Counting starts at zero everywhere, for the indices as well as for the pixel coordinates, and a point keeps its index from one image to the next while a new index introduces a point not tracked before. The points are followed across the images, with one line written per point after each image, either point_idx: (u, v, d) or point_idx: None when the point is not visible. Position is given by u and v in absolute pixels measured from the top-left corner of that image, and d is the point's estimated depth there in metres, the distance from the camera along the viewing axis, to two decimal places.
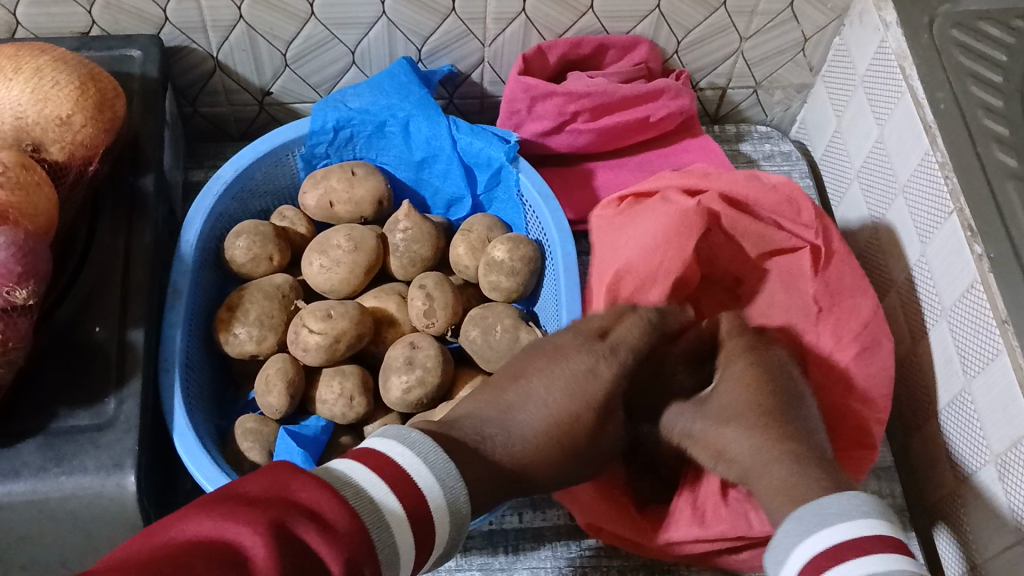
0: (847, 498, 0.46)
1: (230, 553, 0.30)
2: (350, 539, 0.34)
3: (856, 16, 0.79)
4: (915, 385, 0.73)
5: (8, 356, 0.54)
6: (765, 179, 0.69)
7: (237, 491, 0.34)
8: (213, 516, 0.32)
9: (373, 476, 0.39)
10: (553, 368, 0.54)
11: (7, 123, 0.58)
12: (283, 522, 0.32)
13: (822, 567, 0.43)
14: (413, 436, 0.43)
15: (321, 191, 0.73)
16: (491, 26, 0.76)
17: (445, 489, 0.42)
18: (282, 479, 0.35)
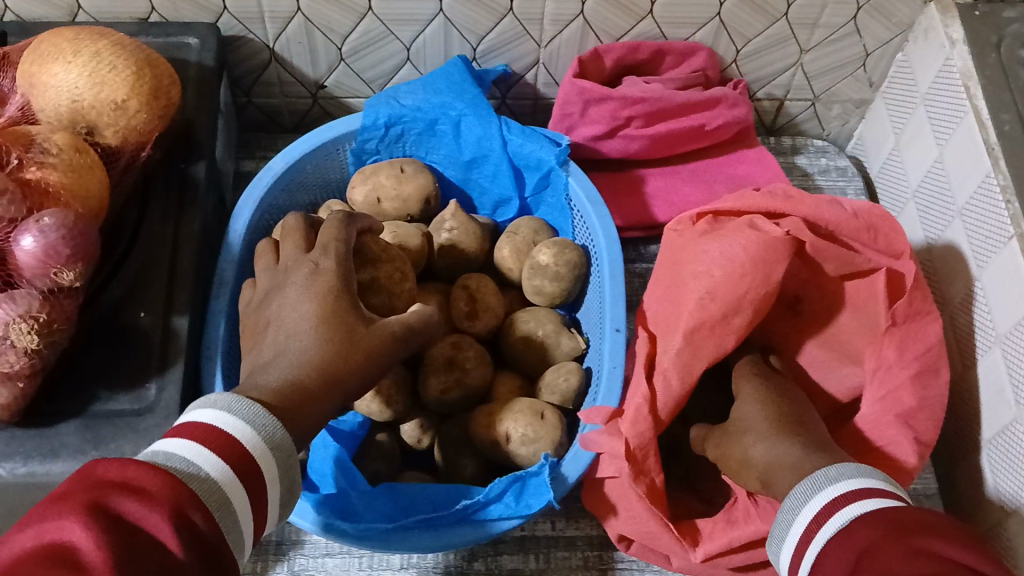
0: (832, 468, 0.51)
1: (60, 552, 0.32)
2: (168, 495, 0.35)
3: (921, 33, 0.77)
4: (963, 413, 0.72)
5: (54, 338, 0.54)
6: (845, 204, 0.67)
7: (51, 493, 0.35)
8: (32, 523, 0.33)
9: (187, 445, 0.40)
10: (282, 289, 0.51)
11: (64, 106, 0.59)
12: (97, 503, 0.34)
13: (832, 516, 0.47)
14: (216, 396, 0.44)
15: (370, 187, 0.72)
16: (549, 28, 0.75)
17: (258, 428, 0.42)
18: (86, 471, 0.36)
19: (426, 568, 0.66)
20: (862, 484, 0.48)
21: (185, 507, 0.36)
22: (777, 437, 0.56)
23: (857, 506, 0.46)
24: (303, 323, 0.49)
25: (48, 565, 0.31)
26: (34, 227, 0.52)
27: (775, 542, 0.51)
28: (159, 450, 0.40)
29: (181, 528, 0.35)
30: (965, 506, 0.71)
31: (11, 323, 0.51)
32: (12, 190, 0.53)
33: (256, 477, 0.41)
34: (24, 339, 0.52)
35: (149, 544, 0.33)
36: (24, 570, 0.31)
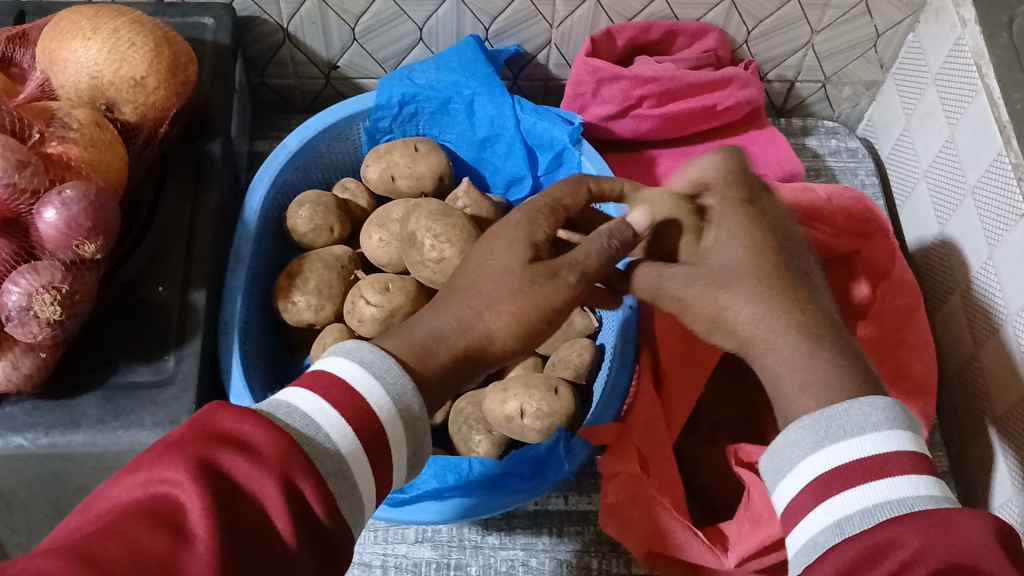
0: (863, 402, 0.41)
1: (169, 511, 0.31)
2: (279, 460, 0.35)
3: (932, 13, 0.77)
4: (974, 391, 0.72)
5: (76, 309, 0.54)
6: (819, 190, 0.70)
7: (164, 440, 0.35)
8: (143, 472, 0.33)
9: (313, 399, 0.39)
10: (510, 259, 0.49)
11: (84, 82, 0.60)
12: (211, 462, 0.33)
13: (835, 489, 0.39)
14: (352, 347, 0.43)
15: (384, 165, 0.73)
16: (560, 8, 0.75)
17: (389, 390, 0.41)
18: (204, 419, 0.36)
19: (440, 541, 0.67)
20: (899, 440, 0.40)
21: (293, 478, 0.35)
22: (755, 293, 0.48)
23: (882, 478, 0.39)
24: (501, 301, 0.47)
25: (156, 521, 0.30)
26: (56, 200, 0.53)
27: (772, 467, 0.43)
28: (281, 402, 0.39)
29: (288, 496, 0.34)
30: (976, 485, 0.71)
31: (34, 294, 0.52)
32: (35, 162, 0.54)
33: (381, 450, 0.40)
34: (47, 310, 0.52)
35: (255, 518, 0.32)
36: (132, 525, 0.30)
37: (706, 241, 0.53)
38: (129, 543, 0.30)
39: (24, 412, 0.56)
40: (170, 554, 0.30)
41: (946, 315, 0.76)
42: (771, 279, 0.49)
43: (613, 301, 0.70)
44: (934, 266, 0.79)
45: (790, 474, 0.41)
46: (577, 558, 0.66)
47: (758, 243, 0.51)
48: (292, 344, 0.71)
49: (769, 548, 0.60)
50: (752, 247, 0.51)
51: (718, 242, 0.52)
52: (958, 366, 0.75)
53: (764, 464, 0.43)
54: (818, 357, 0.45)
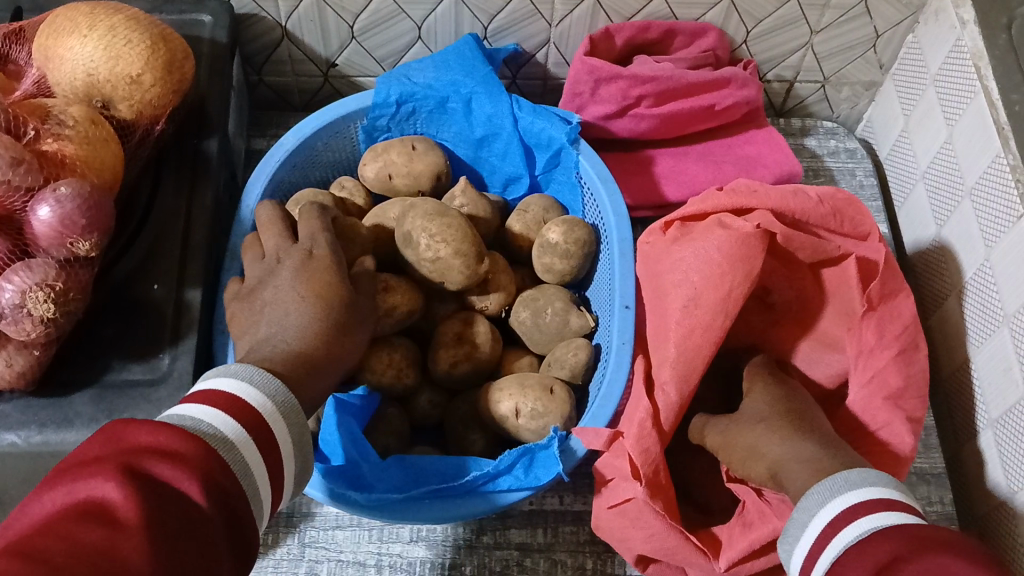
0: (851, 472, 0.49)
1: (98, 511, 0.32)
2: (201, 463, 0.36)
3: (931, 14, 0.77)
4: (970, 392, 0.72)
5: (69, 307, 0.54)
6: (809, 192, 0.67)
7: (76, 456, 0.36)
8: (63, 485, 0.34)
9: (199, 408, 0.42)
10: (284, 282, 0.54)
11: (79, 79, 0.60)
12: (132, 466, 0.34)
13: (839, 525, 0.46)
14: (234, 366, 0.46)
15: (381, 163, 0.73)
16: (559, 7, 0.75)
17: (267, 393, 0.45)
18: (113, 434, 0.36)
19: (435, 541, 0.66)
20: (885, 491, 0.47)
21: (214, 474, 0.37)
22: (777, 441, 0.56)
23: (869, 514, 0.45)
24: (294, 303, 0.53)
25: (90, 521, 0.32)
26: (50, 197, 0.53)
27: (788, 538, 0.50)
28: (184, 416, 0.41)
29: (204, 481, 0.36)
30: (971, 487, 0.72)
31: (27, 291, 0.52)
32: (29, 159, 0.54)
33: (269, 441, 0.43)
34: (40, 308, 0.52)
35: (182, 502, 0.34)
36: (65, 522, 0.32)
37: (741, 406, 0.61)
38: (63, 537, 0.31)
39: (17, 409, 0.56)
40: (105, 541, 0.31)
41: (943, 317, 0.76)
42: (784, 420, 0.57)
43: (610, 302, 0.70)
44: (932, 267, 0.78)
45: (804, 539, 0.48)
46: (572, 559, 0.66)
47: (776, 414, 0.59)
48: None
49: (760, 551, 0.60)
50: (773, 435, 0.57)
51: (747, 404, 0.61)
52: (955, 367, 0.74)
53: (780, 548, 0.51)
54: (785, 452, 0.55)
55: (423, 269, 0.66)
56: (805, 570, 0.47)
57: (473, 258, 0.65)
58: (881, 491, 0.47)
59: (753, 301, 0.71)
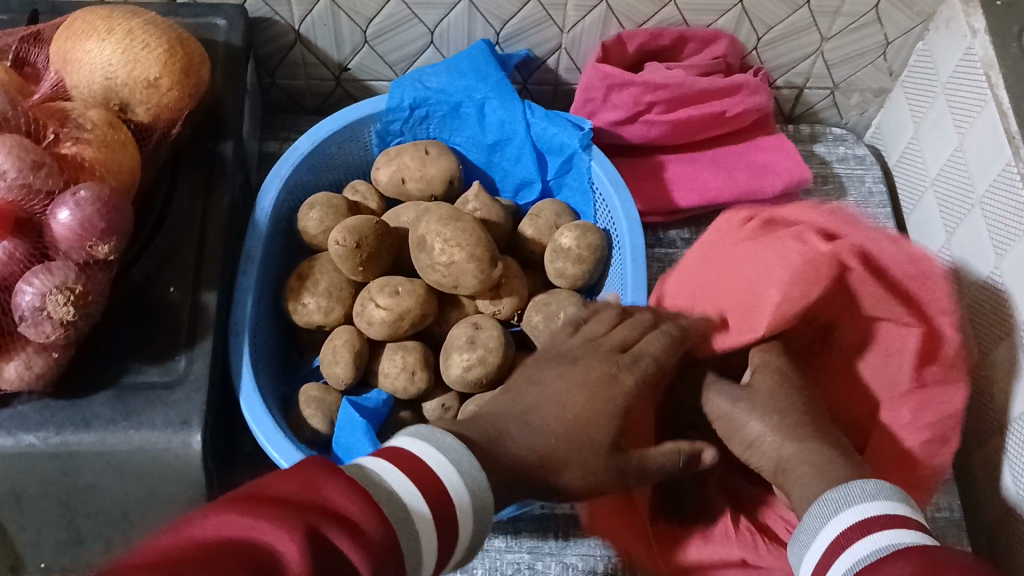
0: (862, 481, 0.49)
1: (260, 556, 0.29)
2: (378, 545, 0.33)
3: (942, 22, 0.77)
4: (979, 399, 0.72)
5: (88, 310, 0.55)
6: (909, 246, 0.61)
7: (263, 492, 0.33)
8: (248, 517, 0.31)
9: (405, 481, 0.39)
10: (545, 386, 0.53)
11: (97, 83, 0.60)
12: (316, 528, 0.31)
13: (855, 536, 0.45)
14: (444, 439, 0.44)
15: (394, 167, 0.73)
16: (572, 13, 0.75)
17: (467, 477, 0.42)
18: (311, 483, 0.34)
19: None
20: (886, 503, 0.46)
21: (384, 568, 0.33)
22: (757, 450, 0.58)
23: (885, 530, 0.44)
24: (570, 407, 0.51)
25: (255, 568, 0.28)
26: (70, 201, 0.53)
27: (798, 544, 0.48)
28: (374, 469, 0.39)
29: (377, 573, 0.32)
30: (981, 493, 0.72)
31: (47, 294, 0.52)
32: (50, 163, 0.54)
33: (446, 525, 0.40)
34: (60, 310, 0.53)
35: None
36: (221, 565, 0.28)
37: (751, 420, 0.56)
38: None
39: (35, 411, 0.56)
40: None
41: None
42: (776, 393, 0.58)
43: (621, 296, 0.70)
44: None
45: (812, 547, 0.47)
46: (583, 562, 0.67)
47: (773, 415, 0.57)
48: (301, 344, 0.72)
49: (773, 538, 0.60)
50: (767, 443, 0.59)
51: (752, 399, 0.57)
52: None
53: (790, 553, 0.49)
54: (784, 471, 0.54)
55: (437, 274, 0.66)
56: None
57: (485, 261, 0.65)
58: (898, 509, 0.46)
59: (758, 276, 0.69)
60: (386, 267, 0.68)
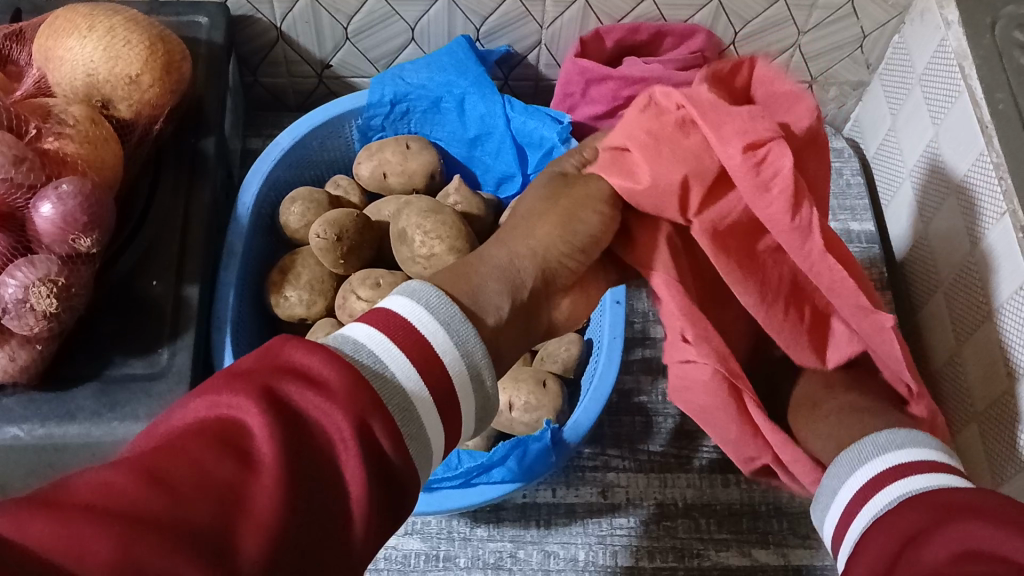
0: (893, 433, 0.51)
1: (230, 433, 0.32)
2: (348, 396, 0.36)
3: (917, 14, 0.78)
4: (955, 386, 0.74)
5: (71, 302, 0.55)
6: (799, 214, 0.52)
7: (234, 368, 0.36)
8: (208, 400, 0.34)
9: (379, 339, 0.41)
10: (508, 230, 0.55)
11: (80, 80, 0.61)
12: (273, 388, 0.34)
13: (875, 487, 0.48)
14: (416, 288, 0.47)
15: (375, 163, 0.74)
16: (550, 9, 0.76)
17: (454, 338, 0.45)
18: (272, 351, 0.37)
19: (428, 533, 0.68)
20: (925, 454, 0.49)
21: (364, 416, 0.36)
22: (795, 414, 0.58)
23: (912, 477, 0.47)
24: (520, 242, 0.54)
25: (223, 446, 0.31)
26: (52, 194, 0.54)
27: (819, 506, 0.52)
28: (349, 339, 0.41)
29: (353, 420, 0.35)
30: None
31: (30, 287, 0.53)
32: (31, 158, 0.55)
33: (443, 387, 0.43)
34: (43, 303, 0.53)
35: (320, 440, 0.34)
36: (194, 445, 0.31)
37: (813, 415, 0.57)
38: (194, 466, 0.30)
39: (20, 404, 0.57)
40: (235, 480, 0.30)
41: (930, 311, 0.78)
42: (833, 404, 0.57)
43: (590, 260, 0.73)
44: (921, 267, 0.80)
45: (835, 504, 0.50)
46: (564, 550, 0.67)
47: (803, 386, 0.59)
48: (285, 338, 0.73)
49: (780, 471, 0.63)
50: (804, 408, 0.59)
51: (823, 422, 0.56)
52: (942, 362, 0.76)
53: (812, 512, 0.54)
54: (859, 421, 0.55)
55: (417, 266, 0.67)
56: (836, 537, 0.50)
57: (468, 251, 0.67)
58: (921, 456, 0.49)
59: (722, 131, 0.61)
60: (367, 260, 0.69)
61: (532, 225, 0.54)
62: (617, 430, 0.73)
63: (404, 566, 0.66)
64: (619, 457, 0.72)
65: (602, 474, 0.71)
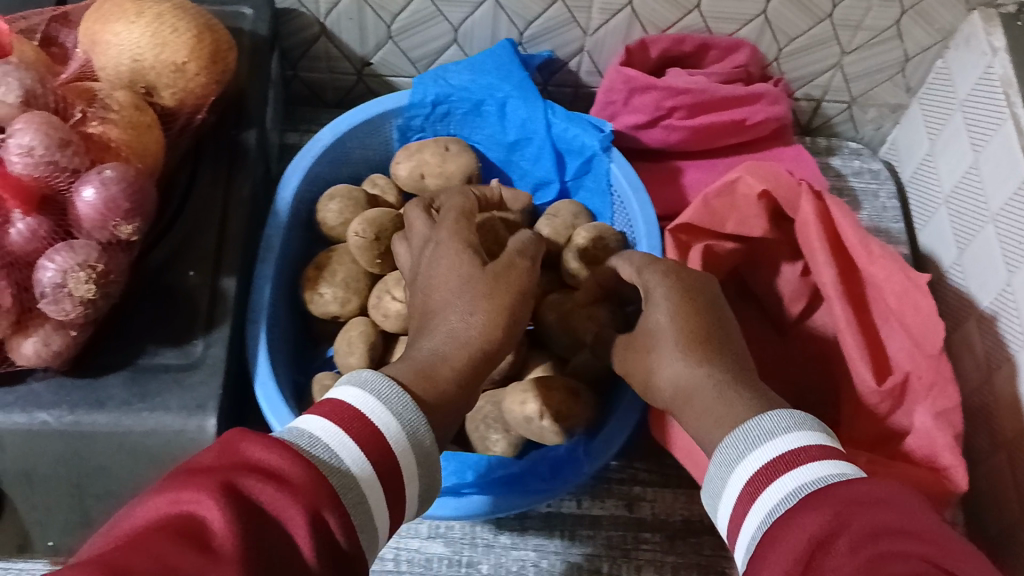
0: (776, 415, 0.45)
1: (191, 526, 0.32)
2: (306, 490, 0.36)
3: (962, 39, 0.77)
4: (985, 415, 0.73)
5: (108, 289, 0.55)
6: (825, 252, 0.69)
7: (190, 464, 0.36)
8: (167, 495, 0.33)
9: (335, 431, 0.41)
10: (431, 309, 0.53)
11: (125, 65, 0.60)
12: (234, 486, 0.34)
13: (775, 475, 0.42)
14: (369, 377, 0.45)
15: (414, 163, 0.73)
16: (596, 16, 0.76)
17: (405, 424, 0.44)
18: (229, 445, 0.37)
19: (452, 538, 0.67)
20: (815, 436, 0.43)
21: (319, 508, 0.36)
22: (680, 348, 0.52)
23: (805, 465, 0.41)
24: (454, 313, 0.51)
25: (184, 540, 0.31)
26: (95, 179, 0.53)
27: (710, 493, 0.46)
28: (305, 432, 0.40)
29: (313, 520, 0.35)
30: (986, 507, 0.72)
31: (68, 271, 0.52)
32: (76, 142, 0.54)
33: (393, 470, 0.42)
34: (81, 288, 0.53)
35: (281, 539, 0.33)
36: (156, 540, 0.31)
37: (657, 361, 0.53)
38: (160, 561, 0.30)
39: (49, 389, 0.56)
40: (201, 570, 0.30)
41: (963, 338, 0.77)
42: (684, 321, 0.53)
43: None
44: (954, 293, 0.79)
45: (725, 498, 0.44)
46: (589, 562, 0.67)
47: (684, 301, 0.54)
48: (316, 333, 0.72)
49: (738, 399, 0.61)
50: (673, 307, 0.54)
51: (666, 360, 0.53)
52: (974, 387, 0.75)
53: (703, 496, 0.47)
54: (733, 410, 0.48)
55: None
56: (730, 533, 0.44)
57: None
58: (812, 437, 0.43)
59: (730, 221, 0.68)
60: None
61: (499, 296, 0.52)
62: (645, 443, 0.72)
63: (427, 570, 0.66)
64: (646, 471, 0.71)
65: (628, 488, 0.70)
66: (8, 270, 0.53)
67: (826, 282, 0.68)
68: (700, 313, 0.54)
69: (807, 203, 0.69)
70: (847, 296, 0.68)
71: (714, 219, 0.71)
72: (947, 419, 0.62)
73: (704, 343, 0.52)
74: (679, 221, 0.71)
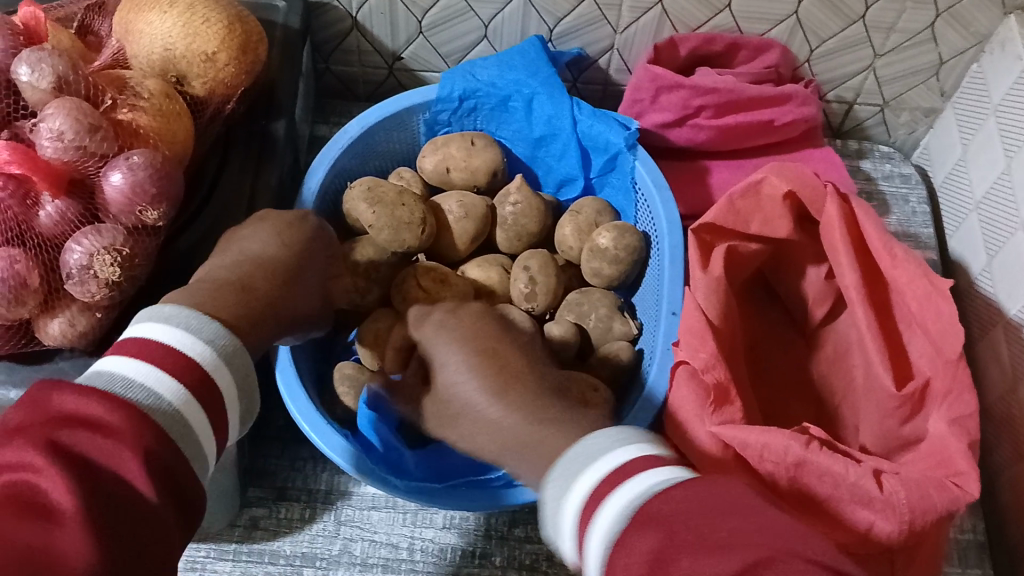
0: (599, 434, 0.45)
1: (28, 496, 0.33)
2: (135, 439, 0.37)
3: (997, 44, 0.76)
4: (1010, 423, 0.72)
5: (133, 272, 0.56)
6: (842, 261, 0.68)
7: (5, 424, 0.36)
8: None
9: (149, 368, 0.41)
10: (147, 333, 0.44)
11: (157, 54, 0.61)
12: (60, 441, 0.35)
13: (608, 487, 0.41)
14: (167, 310, 0.45)
15: (440, 157, 0.74)
16: (626, 14, 0.76)
17: (202, 337, 0.44)
18: (44, 399, 0.37)
19: (466, 529, 0.68)
20: (635, 448, 0.43)
21: (150, 450, 0.37)
22: (479, 388, 0.50)
23: (644, 469, 0.41)
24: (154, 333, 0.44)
25: (24, 509, 0.33)
26: (123, 164, 0.54)
27: (552, 523, 0.44)
28: (125, 374, 0.41)
29: (146, 459, 0.37)
30: (1007, 520, 0.72)
31: (95, 254, 0.53)
32: (106, 127, 0.55)
33: (212, 392, 0.43)
34: (106, 270, 0.54)
35: (118, 483, 0.35)
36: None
37: (472, 423, 0.50)
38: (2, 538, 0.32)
39: (76, 368, 0.58)
40: (42, 542, 0.32)
41: (989, 346, 0.76)
42: (484, 354, 0.52)
43: (661, 277, 0.71)
44: (981, 300, 0.78)
45: (564, 522, 0.43)
46: None
47: (475, 350, 0.52)
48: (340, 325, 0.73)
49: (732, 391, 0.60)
50: (465, 353, 0.52)
51: (474, 418, 0.50)
52: (999, 398, 0.74)
53: (546, 530, 0.46)
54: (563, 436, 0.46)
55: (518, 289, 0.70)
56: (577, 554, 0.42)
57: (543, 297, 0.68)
58: (638, 449, 0.43)
59: (747, 219, 0.70)
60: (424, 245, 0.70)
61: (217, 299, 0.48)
62: None
63: (440, 559, 0.66)
64: None
65: None
66: (36, 251, 0.55)
67: (849, 287, 0.68)
68: (499, 347, 0.53)
69: (831, 205, 0.68)
70: (870, 300, 0.68)
71: (738, 219, 0.70)
72: (962, 426, 0.59)
73: (501, 380, 0.50)
74: (703, 221, 0.68)
